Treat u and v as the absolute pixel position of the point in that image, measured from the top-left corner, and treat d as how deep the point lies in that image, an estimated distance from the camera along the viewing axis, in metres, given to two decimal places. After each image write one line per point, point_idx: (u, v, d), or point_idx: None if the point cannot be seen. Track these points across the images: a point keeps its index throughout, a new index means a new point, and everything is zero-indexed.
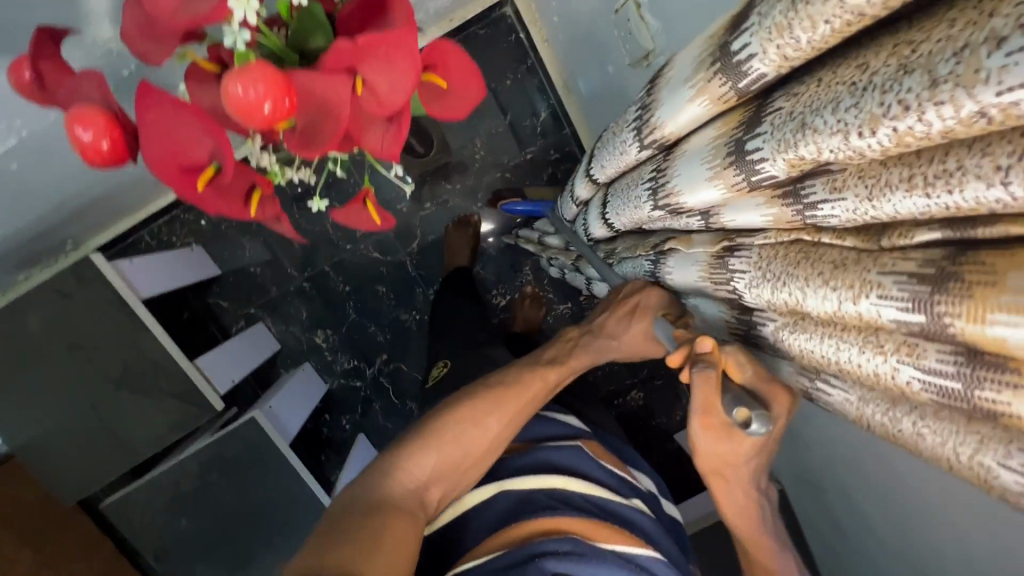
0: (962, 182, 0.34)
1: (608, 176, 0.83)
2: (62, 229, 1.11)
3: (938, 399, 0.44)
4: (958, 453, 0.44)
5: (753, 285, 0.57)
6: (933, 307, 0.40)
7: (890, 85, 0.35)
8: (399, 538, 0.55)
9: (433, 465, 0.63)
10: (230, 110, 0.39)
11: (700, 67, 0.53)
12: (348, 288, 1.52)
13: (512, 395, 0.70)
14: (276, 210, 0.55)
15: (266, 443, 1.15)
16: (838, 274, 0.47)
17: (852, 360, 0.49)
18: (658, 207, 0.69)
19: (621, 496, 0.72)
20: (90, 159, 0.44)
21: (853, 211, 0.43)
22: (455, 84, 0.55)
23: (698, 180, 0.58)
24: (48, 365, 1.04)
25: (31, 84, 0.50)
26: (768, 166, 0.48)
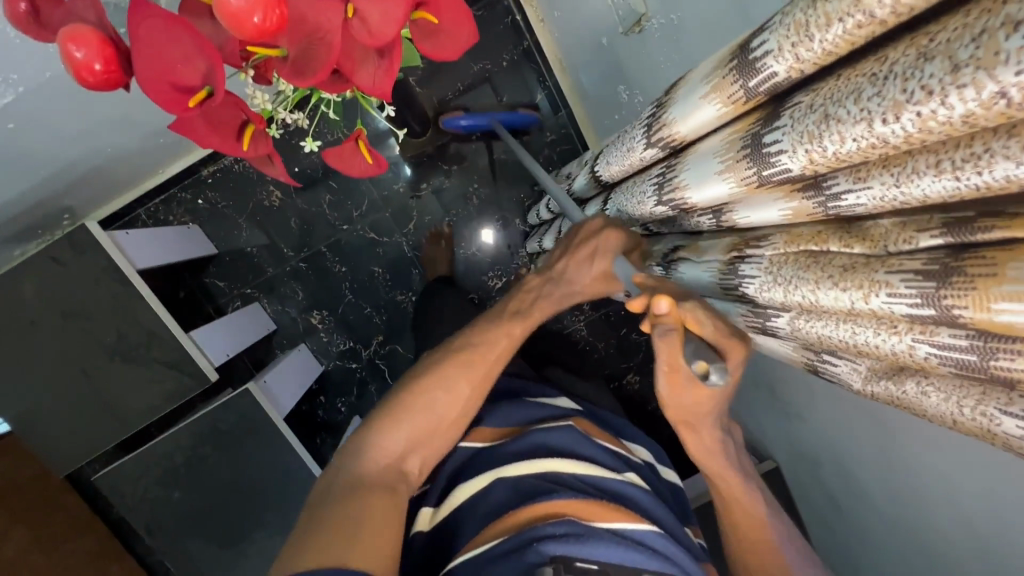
0: (992, 164, 0.33)
1: (613, 173, 0.87)
2: (60, 201, 1.12)
3: (955, 371, 0.44)
4: (963, 407, 0.46)
5: (765, 288, 0.59)
6: (939, 300, 0.40)
7: (910, 72, 0.35)
8: (379, 513, 0.55)
9: (407, 436, 0.63)
10: (220, 18, 0.39)
11: (718, 66, 0.54)
12: (345, 270, 1.52)
13: (477, 357, 0.69)
14: (269, 148, 0.56)
15: (262, 417, 1.16)
16: (847, 276, 0.48)
17: (869, 341, 0.50)
18: (662, 203, 0.71)
19: (613, 471, 0.70)
20: (82, 79, 0.44)
21: (882, 198, 0.42)
22: (447, 23, 0.56)
23: (709, 176, 0.59)
24: (41, 335, 1.04)
25: (26, 16, 0.50)
26: (787, 161, 0.47)
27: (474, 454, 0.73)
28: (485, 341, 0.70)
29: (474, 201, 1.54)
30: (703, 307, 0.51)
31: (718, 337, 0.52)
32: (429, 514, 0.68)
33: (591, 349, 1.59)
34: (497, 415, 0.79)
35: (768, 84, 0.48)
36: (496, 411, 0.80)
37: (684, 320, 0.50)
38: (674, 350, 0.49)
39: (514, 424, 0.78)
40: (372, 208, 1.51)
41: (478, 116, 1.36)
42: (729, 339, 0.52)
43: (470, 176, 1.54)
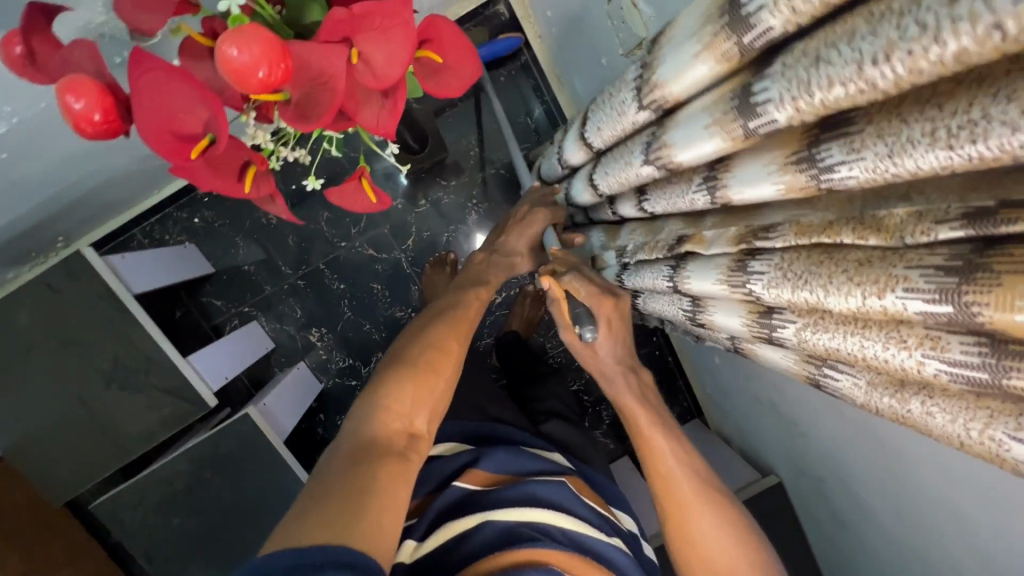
0: (988, 131, 0.32)
1: (604, 141, 0.78)
2: (54, 225, 1.11)
3: (966, 387, 0.42)
4: (970, 429, 0.43)
5: (772, 285, 0.56)
6: (960, 297, 0.39)
7: (908, 7, 0.32)
8: (392, 487, 0.53)
9: (413, 397, 0.62)
10: (224, 74, 0.38)
11: (707, 21, 0.49)
12: (343, 286, 1.51)
13: (460, 321, 0.73)
14: (271, 188, 0.56)
15: (259, 439, 1.12)
16: (863, 270, 0.46)
17: (877, 354, 0.48)
18: (648, 161, 0.67)
19: (601, 533, 0.72)
20: (81, 130, 0.44)
21: (875, 170, 0.40)
22: (450, 61, 0.55)
23: (697, 138, 0.55)
24: (37, 363, 1.03)
25: (22, 59, 0.50)
26: (775, 111, 0.44)
27: (467, 494, 0.71)
28: (460, 302, 0.77)
29: (473, 216, 1.53)
30: (578, 278, 0.69)
31: (593, 301, 0.69)
32: (412, 547, 0.64)
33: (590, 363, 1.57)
34: (492, 459, 0.79)
35: (759, 37, 0.43)
36: (491, 454, 0.80)
37: (565, 288, 0.70)
38: (558, 308, 0.70)
39: (511, 472, 0.78)
40: (371, 224, 1.50)
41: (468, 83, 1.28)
42: (599, 300, 0.69)
43: (469, 190, 1.53)
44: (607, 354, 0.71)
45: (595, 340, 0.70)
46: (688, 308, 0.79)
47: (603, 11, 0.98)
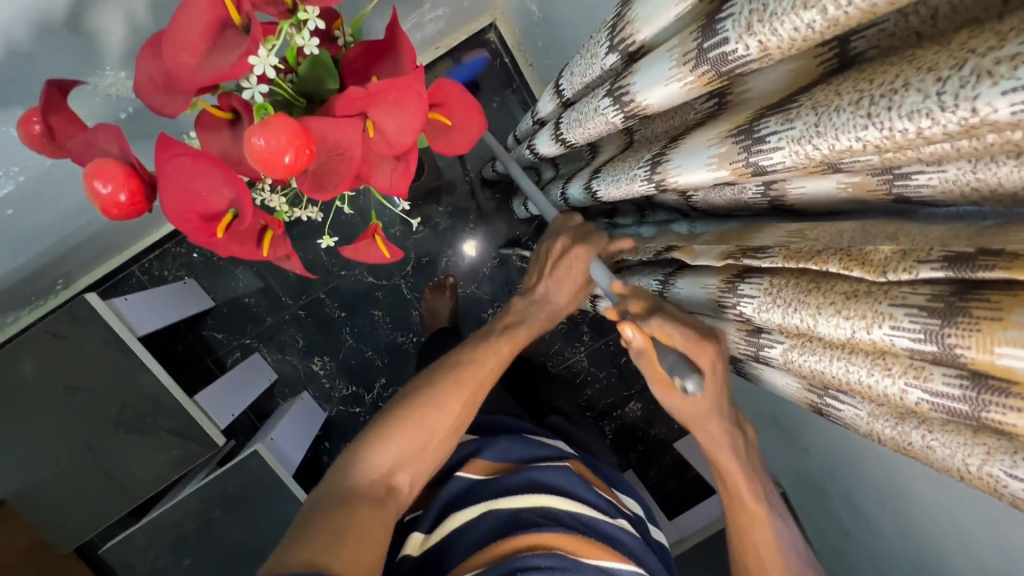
0: (904, 99, 0.32)
1: (577, 89, 0.68)
2: (53, 270, 1.11)
3: (945, 417, 0.40)
4: (967, 464, 0.40)
5: (762, 310, 0.51)
6: (943, 339, 0.37)
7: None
8: (364, 532, 0.55)
9: (396, 451, 0.62)
10: (252, 162, 0.40)
11: None
12: (344, 314, 1.51)
13: (467, 374, 0.68)
14: (288, 250, 0.56)
15: (268, 476, 1.12)
16: (850, 304, 0.43)
17: (861, 380, 0.45)
18: (610, 96, 0.57)
19: (608, 516, 0.72)
20: (110, 213, 0.45)
21: (800, 141, 0.40)
22: (458, 120, 0.57)
23: (657, 77, 0.48)
24: (44, 409, 1.02)
25: (41, 135, 0.51)
26: (729, 32, 0.39)
27: (471, 486, 0.72)
28: (475, 348, 0.71)
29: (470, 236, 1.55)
30: (667, 319, 0.55)
31: (693, 347, 0.54)
32: (420, 540, 0.68)
33: (592, 379, 1.52)
34: (496, 448, 0.78)
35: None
36: (495, 443, 0.78)
37: (653, 334, 0.55)
38: (651, 365, 0.55)
39: (513, 459, 0.76)
40: None
41: None
42: (699, 346, 0.54)
43: (466, 215, 1.55)
44: (705, 409, 0.56)
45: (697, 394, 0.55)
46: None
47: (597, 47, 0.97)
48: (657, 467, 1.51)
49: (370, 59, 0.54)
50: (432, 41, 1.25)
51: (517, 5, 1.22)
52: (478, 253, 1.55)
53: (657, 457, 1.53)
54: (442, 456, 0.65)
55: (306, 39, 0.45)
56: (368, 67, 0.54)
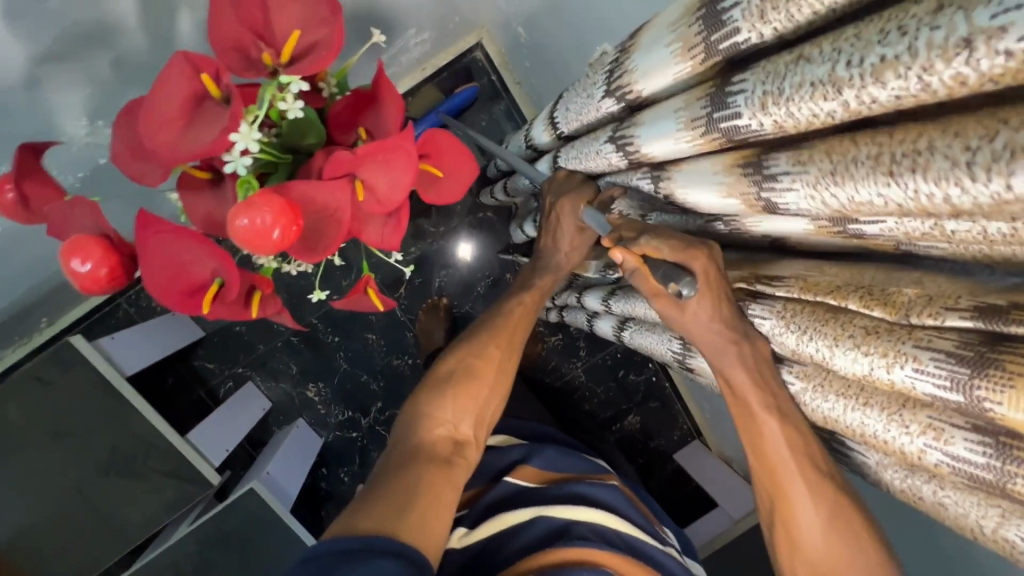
0: (929, 164, 0.31)
1: (573, 128, 0.67)
2: (39, 310, 1.07)
3: (964, 481, 0.39)
4: (981, 525, 0.40)
5: (776, 336, 0.47)
6: (971, 390, 0.34)
7: (896, 13, 0.31)
8: (433, 491, 0.53)
9: (454, 405, 0.61)
10: (238, 242, 0.39)
11: (684, 14, 0.44)
12: (337, 339, 1.40)
13: (501, 324, 0.67)
14: (277, 309, 0.53)
15: (266, 512, 1.09)
16: (870, 340, 0.39)
17: (877, 433, 0.43)
18: (612, 141, 0.57)
19: (654, 538, 0.69)
20: (88, 288, 0.43)
21: (814, 185, 0.38)
22: (448, 170, 0.56)
23: (665, 135, 0.48)
24: (28, 456, 0.97)
25: (14, 204, 0.48)
26: (742, 106, 0.40)
27: (521, 490, 0.69)
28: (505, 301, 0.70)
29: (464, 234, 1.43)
30: (656, 235, 0.50)
31: (681, 253, 0.49)
32: (462, 533, 0.63)
33: (590, 394, 1.48)
34: (543, 456, 0.76)
35: (728, 45, 0.40)
36: (543, 451, 0.77)
37: (646, 252, 0.49)
38: (647, 283, 0.50)
39: (560, 470, 0.75)
40: None
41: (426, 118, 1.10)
42: (689, 251, 0.49)
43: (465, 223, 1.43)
44: (708, 318, 0.49)
45: (695, 301, 0.48)
46: (680, 350, 0.68)
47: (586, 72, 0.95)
48: (656, 479, 1.48)
49: (358, 109, 0.52)
50: (421, 61, 1.20)
51: (501, 23, 1.17)
52: (474, 255, 1.44)
53: (656, 469, 1.49)
54: (497, 405, 0.64)
55: (289, 103, 0.43)
56: (354, 118, 0.53)
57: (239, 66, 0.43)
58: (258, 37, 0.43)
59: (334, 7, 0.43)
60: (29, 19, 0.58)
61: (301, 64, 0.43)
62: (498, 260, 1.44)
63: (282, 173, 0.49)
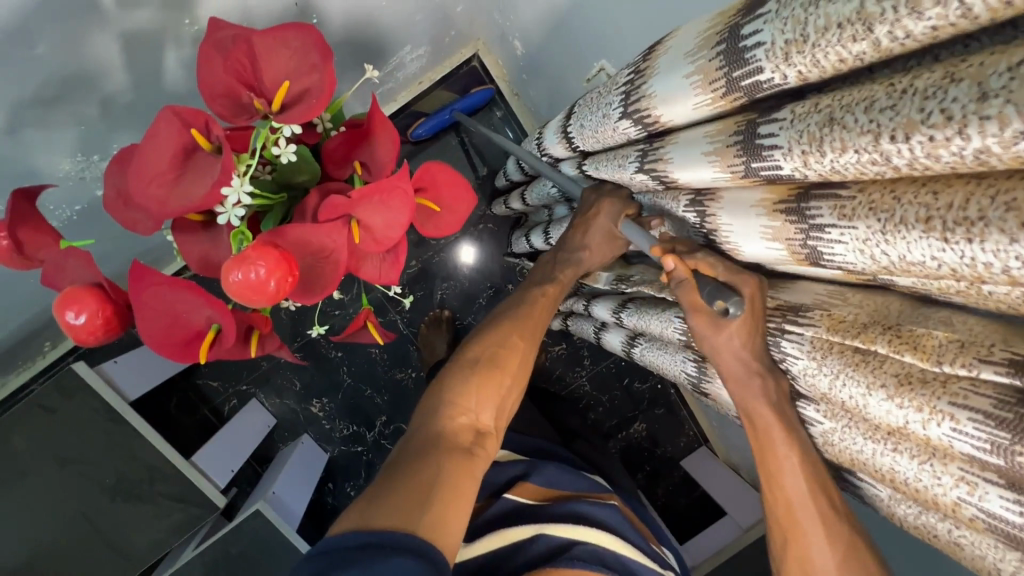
0: (985, 233, 0.30)
1: (589, 143, 0.65)
2: (41, 336, 1.04)
3: (1000, 539, 0.37)
4: (999, 569, 0.39)
5: (807, 376, 0.46)
6: (1012, 454, 0.33)
7: (932, 90, 0.30)
8: (456, 482, 0.51)
9: (477, 394, 0.58)
10: (233, 296, 0.39)
11: (704, 46, 0.43)
12: (341, 354, 1.38)
13: (522, 317, 0.66)
14: (279, 345, 0.52)
15: (276, 535, 1.05)
16: (904, 392, 0.37)
17: (908, 479, 0.42)
18: (641, 170, 0.56)
19: (655, 562, 0.67)
20: (84, 340, 0.43)
21: (863, 242, 0.37)
22: (445, 202, 0.55)
23: (696, 167, 0.48)
24: (33, 486, 0.94)
25: (9, 252, 0.48)
26: (781, 159, 0.39)
27: (520, 506, 0.67)
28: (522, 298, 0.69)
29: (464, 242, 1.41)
30: (711, 254, 0.50)
31: (735, 275, 0.48)
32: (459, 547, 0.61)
33: (595, 403, 1.47)
34: (544, 474, 0.74)
35: (751, 82, 0.40)
36: (542, 469, 0.74)
37: (695, 267, 0.49)
38: (690, 297, 0.49)
39: (563, 488, 0.73)
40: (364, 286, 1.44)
41: (436, 115, 1.19)
42: (739, 275, 0.48)
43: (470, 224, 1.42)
44: (741, 346, 0.48)
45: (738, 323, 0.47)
46: (695, 374, 0.67)
47: (581, 87, 0.95)
48: (664, 487, 1.45)
49: (353, 145, 0.51)
50: (417, 77, 1.18)
51: (497, 35, 1.15)
52: (477, 260, 1.41)
53: (663, 476, 1.47)
54: (517, 397, 0.63)
55: (281, 147, 0.43)
56: (349, 154, 0.52)
57: (229, 112, 0.43)
58: (249, 87, 0.44)
59: (323, 51, 0.43)
60: (9, 67, 0.57)
61: (291, 111, 0.43)
62: (502, 265, 1.42)
63: (277, 212, 0.48)
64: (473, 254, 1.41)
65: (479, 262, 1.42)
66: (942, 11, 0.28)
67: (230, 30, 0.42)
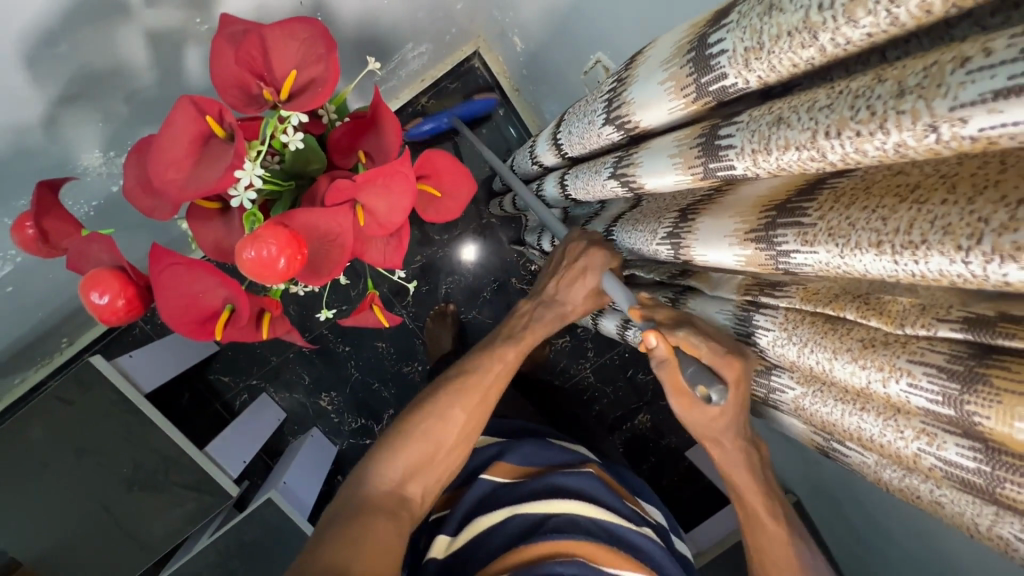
0: (928, 255, 0.31)
1: (576, 149, 0.68)
2: (59, 332, 1.08)
3: (957, 485, 0.39)
4: (978, 524, 0.41)
5: (777, 347, 0.48)
6: (961, 405, 0.34)
7: (862, 90, 0.31)
8: (383, 539, 0.53)
9: (405, 462, 0.59)
10: (247, 273, 0.41)
11: (676, 53, 0.45)
12: (349, 348, 1.41)
13: (469, 382, 0.64)
14: (288, 327, 0.55)
15: (286, 522, 1.08)
16: (867, 354, 0.40)
17: (873, 437, 0.43)
18: (614, 175, 0.58)
19: (633, 524, 0.68)
20: (107, 319, 0.46)
21: (827, 265, 0.38)
22: (447, 187, 0.58)
23: (663, 174, 0.50)
24: (54, 475, 0.97)
25: (35, 240, 0.51)
26: (734, 159, 0.41)
27: (494, 489, 0.69)
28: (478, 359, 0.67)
29: (467, 234, 1.43)
30: (695, 331, 0.49)
31: (717, 358, 0.48)
32: (446, 542, 0.65)
33: (600, 395, 1.49)
34: (519, 452, 0.75)
35: (718, 87, 0.42)
36: (517, 447, 0.76)
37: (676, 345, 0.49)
38: (671, 375, 0.49)
39: (537, 464, 0.74)
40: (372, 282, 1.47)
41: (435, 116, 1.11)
42: (724, 357, 0.48)
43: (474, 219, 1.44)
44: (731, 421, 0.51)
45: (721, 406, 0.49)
46: None
47: (579, 79, 0.97)
48: (669, 477, 1.46)
49: (356, 135, 0.54)
50: (417, 74, 1.21)
51: (497, 31, 1.17)
52: (479, 257, 1.44)
53: (668, 466, 1.47)
54: (456, 464, 0.63)
55: (290, 135, 0.46)
56: (353, 142, 0.54)
57: (241, 101, 0.46)
58: (259, 77, 0.46)
59: (329, 43, 0.45)
60: (40, 69, 0.61)
61: (299, 99, 0.46)
62: (506, 257, 1.44)
63: (287, 199, 0.51)
64: (475, 250, 1.44)
65: (484, 254, 1.44)
66: (874, 20, 0.29)
67: (241, 24, 0.45)
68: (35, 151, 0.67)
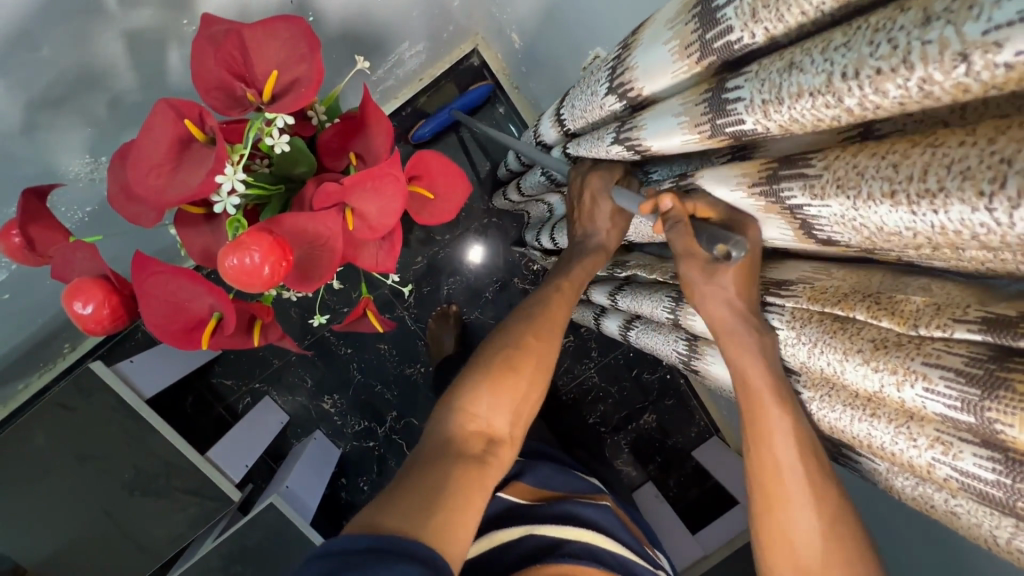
0: (947, 203, 0.29)
1: (580, 126, 0.66)
2: (61, 338, 1.08)
3: (975, 497, 0.37)
4: (996, 536, 0.39)
5: (785, 347, 0.47)
6: (982, 412, 0.33)
7: (883, 22, 0.30)
8: (467, 491, 0.49)
9: (492, 400, 0.56)
10: (230, 281, 0.40)
11: (682, 12, 0.43)
12: (350, 350, 1.40)
13: (547, 309, 0.62)
14: (280, 333, 0.53)
15: (288, 530, 1.06)
16: (879, 356, 0.38)
17: (884, 445, 0.41)
18: (617, 141, 0.55)
19: (645, 561, 0.67)
20: (92, 330, 0.45)
21: (841, 218, 0.36)
22: (441, 189, 0.56)
23: (670, 138, 0.47)
24: (55, 481, 0.97)
25: (21, 248, 0.50)
26: (743, 113, 0.39)
27: (512, 505, 0.67)
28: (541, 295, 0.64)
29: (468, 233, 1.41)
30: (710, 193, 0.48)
31: (733, 216, 0.46)
32: None
33: (605, 395, 1.46)
34: (536, 473, 0.75)
35: (722, 44, 0.40)
36: (537, 469, 0.75)
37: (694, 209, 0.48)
38: (685, 240, 0.47)
39: (552, 487, 0.73)
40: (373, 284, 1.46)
41: (438, 116, 1.20)
42: (739, 215, 0.46)
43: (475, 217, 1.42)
44: (736, 295, 0.47)
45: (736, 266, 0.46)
46: (685, 351, 0.66)
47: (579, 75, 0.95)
48: (676, 477, 1.43)
49: (347, 137, 0.52)
50: (416, 74, 1.20)
51: (496, 29, 1.15)
52: (480, 256, 1.42)
53: (675, 467, 1.45)
54: (535, 399, 0.59)
55: (275, 137, 0.45)
56: (344, 144, 0.53)
57: (223, 104, 0.45)
58: (239, 78, 0.45)
59: (312, 42, 0.44)
60: (29, 71, 0.60)
61: (282, 101, 0.45)
62: (508, 257, 1.42)
63: (275, 203, 0.50)
64: (478, 250, 1.42)
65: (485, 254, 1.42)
66: None
67: (223, 24, 0.43)
68: (15, 156, 0.66)
